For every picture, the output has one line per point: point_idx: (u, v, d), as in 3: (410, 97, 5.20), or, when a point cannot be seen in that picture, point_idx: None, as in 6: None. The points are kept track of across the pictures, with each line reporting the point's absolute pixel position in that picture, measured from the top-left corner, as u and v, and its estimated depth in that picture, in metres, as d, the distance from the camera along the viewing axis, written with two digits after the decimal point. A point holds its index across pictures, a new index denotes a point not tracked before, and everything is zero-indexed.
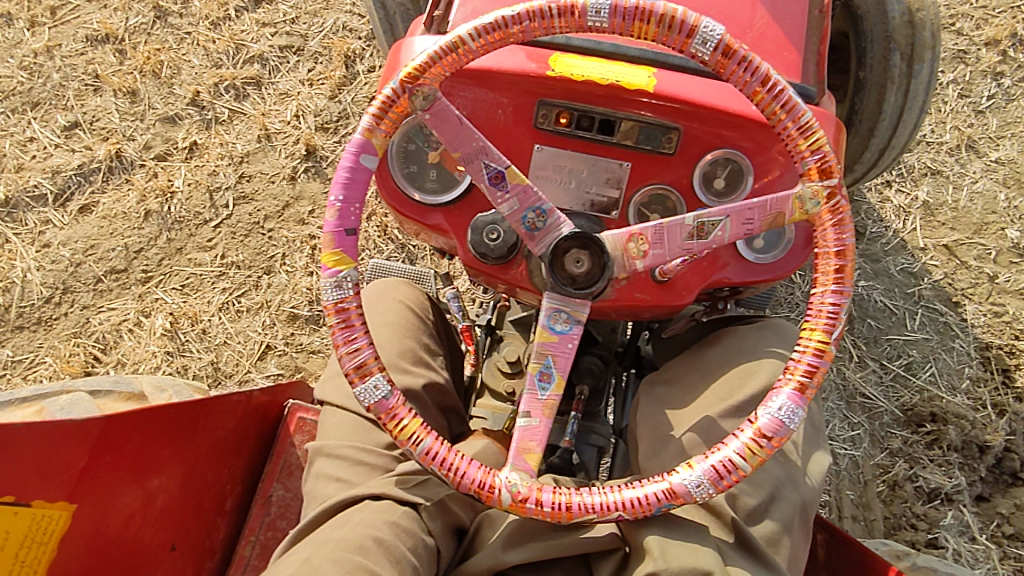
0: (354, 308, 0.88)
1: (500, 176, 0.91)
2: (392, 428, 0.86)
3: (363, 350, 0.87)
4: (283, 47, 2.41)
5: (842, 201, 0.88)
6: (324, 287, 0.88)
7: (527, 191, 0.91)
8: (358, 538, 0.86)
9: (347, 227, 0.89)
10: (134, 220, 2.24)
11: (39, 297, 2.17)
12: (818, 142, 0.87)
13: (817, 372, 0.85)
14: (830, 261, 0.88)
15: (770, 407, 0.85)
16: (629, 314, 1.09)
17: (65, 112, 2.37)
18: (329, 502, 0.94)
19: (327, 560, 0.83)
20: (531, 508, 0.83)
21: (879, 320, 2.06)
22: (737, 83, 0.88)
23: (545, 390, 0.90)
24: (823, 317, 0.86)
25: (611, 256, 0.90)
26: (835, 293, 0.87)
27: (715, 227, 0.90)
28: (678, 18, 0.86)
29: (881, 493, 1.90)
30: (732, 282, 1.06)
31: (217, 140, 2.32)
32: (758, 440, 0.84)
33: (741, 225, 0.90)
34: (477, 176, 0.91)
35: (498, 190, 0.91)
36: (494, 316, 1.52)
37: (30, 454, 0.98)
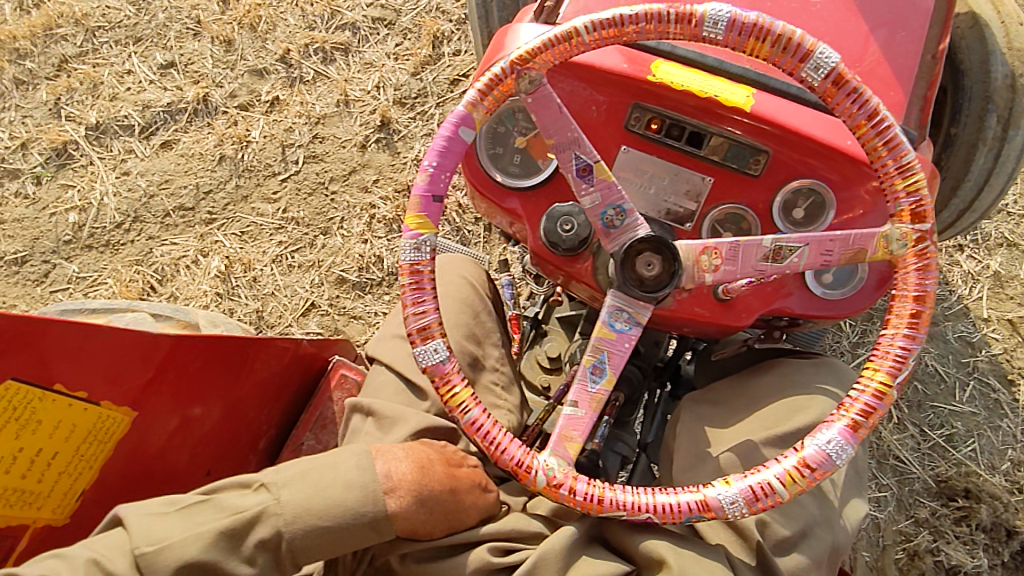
0: (427, 272, 0.90)
1: (588, 170, 0.92)
2: (444, 393, 0.88)
3: (429, 314, 0.89)
4: (376, 18, 2.47)
5: (931, 247, 0.86)
6: (402, 247, 0.91)
7: (612, 188, 0.93)
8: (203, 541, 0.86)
9: (435, 193, 0.92)
10: (209, 162, 2.34)
11: (110, 221, 2.28)
12: (916, 185, 0.86)
13: (873, 413, 0.84)
14: (907, 306, 0.86)
15: (817, 439, 0.84)
16: (684, 328, 1.09)
17: (163, 51, 2.48)
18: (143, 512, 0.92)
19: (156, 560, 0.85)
20: (564, 494, 0.85)
21: (927, 385, 2.00)
22: (842, 115, 0.88)
23: (596, 383, 0.91)
24: (889, 359, 0.85)
25: (682, 265, 0.91)
26: (906, 338, 0.86)
27: (792, 253, 0.89)
28: (795, 41, 0.86)
29: (899, 561, 1.86)
30: (794, 312, 1.06)
31: (298, 99, 2.40)
32: (801, 470, 0.84)
33: (819, 255, 0.89)
34: (565, 165, 0.93)
35: (583, 182, 0.93)
36: (543, 310, 1.54)
37: (110, 358, 1.03)
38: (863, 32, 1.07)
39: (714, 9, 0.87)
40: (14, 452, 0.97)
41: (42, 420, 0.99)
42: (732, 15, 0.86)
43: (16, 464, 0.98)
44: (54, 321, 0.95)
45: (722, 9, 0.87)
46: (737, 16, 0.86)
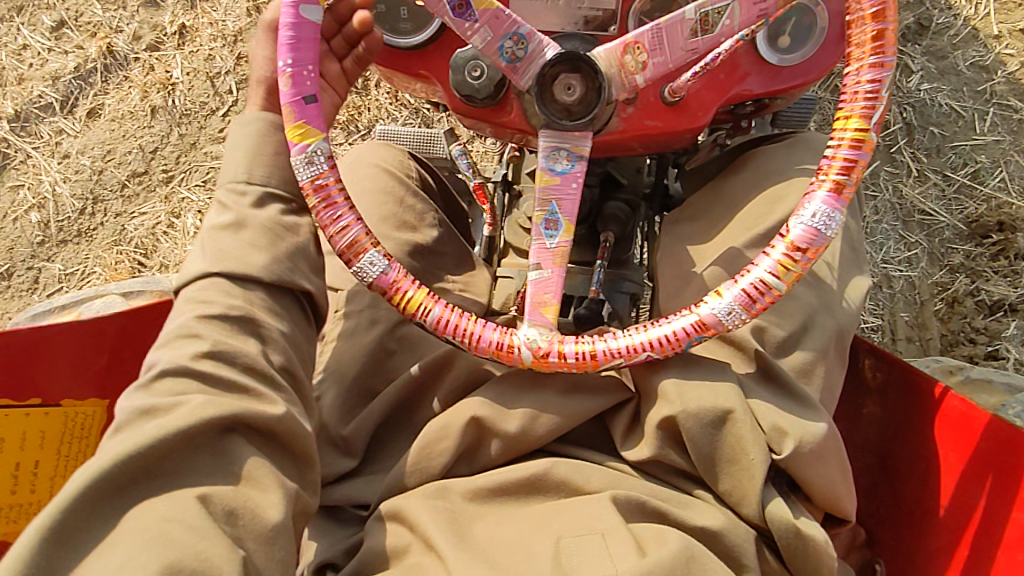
0: (332, 181, 0.82)
1: (464, 4, 0.79)
2: (398, 302, 0.82)
3: (352, 228, 0.81)
4: None
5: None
6: (295, 166, 0.81)
7: (498, 15, 0.79)
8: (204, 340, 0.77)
9: (306, 93, 0.81)
10: (143, 119, 2.19)
11: (73, 210, 2.18)
12: None
13: (856, 167, 0.75)
14: (867, 28, 0.74)
15: (803, 216, 0.76)
16: (655, 144, 0.97)
17: (48, 11, 2.25)
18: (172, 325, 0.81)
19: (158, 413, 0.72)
20: (554, 361, 0.79)
21: (944, 127, 1.85)
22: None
23: (553, 237, 0.83)
24: (860, 99, 0.74)
25: (606, 76, 0.79)
26: (873, 67, 0.74)
27: (721, 16, 0.78)
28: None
29: (939, 312, 1.81)
30: (755, 94, 0.93)
31: (206, 20, 2.21)
32: (793, 254, 0.76)
33: (752, 7, 0.79)
34: (437, 9, 0.79)
35: (464, 20, 0.79)
36: (511, 170, 1.44)
37: (54, 356, 0.97)
38: None
39: None
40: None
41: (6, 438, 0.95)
42: None
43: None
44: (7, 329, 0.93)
45: None
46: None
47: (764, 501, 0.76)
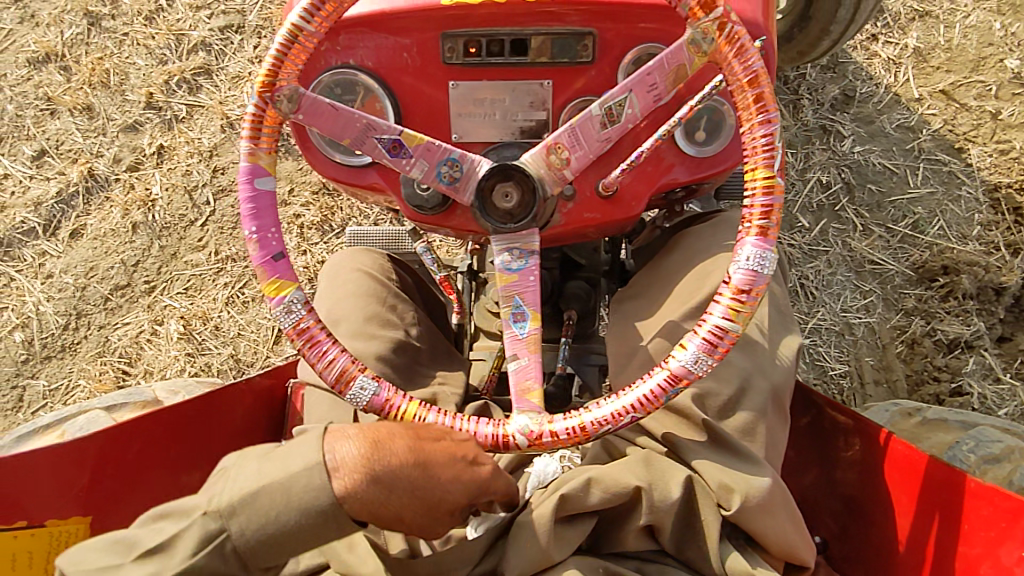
0: (313, 325, 0.91)
1: (398, 144, 0.93)
2: (393, 417, 0.90)
3: (338, 359, 0.90)
4: (224, 27, 2.39)
5: (740, 31, 0.86)
6: (277, 317, 0.91)
7: (430, 147, 0.92)
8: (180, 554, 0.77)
9: (274, 253, 0.92)
10: (124, 235, 2.28)
11: (56, 326, 2.23)
12: None
13: (773, 209, 0.86)
14: (747, 93, 0.86)
15: (740, 262, 0.86)
16: (582, 235, 1.07)
17: (29, 142, 2.36)
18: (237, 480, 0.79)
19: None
20: (549, 441, 0.85)
21: (881, 184, 1.99)
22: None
23: (524, 328, 0.91)
24: (760, 151, 0.86)
25: (538, 178, 0.90)
26: (764, 124, 0.86)
27: (623, 107, 0.90)
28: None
29: (901, 354, 1.88)
30: (682, 181, 1.04)
31: (182, 139, 2.34)
32: (739, 297, 0.85)
33: (646, 93, 0.91)
34: (375, 153, 0.94)
35: (401, 157, 0.93)
36: (476, 260, 1.53)
37: (34, 482, 1.03)
38: None
39: None
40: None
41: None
42: None
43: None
44: None
45: None
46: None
47: (723, 554, 0.84)
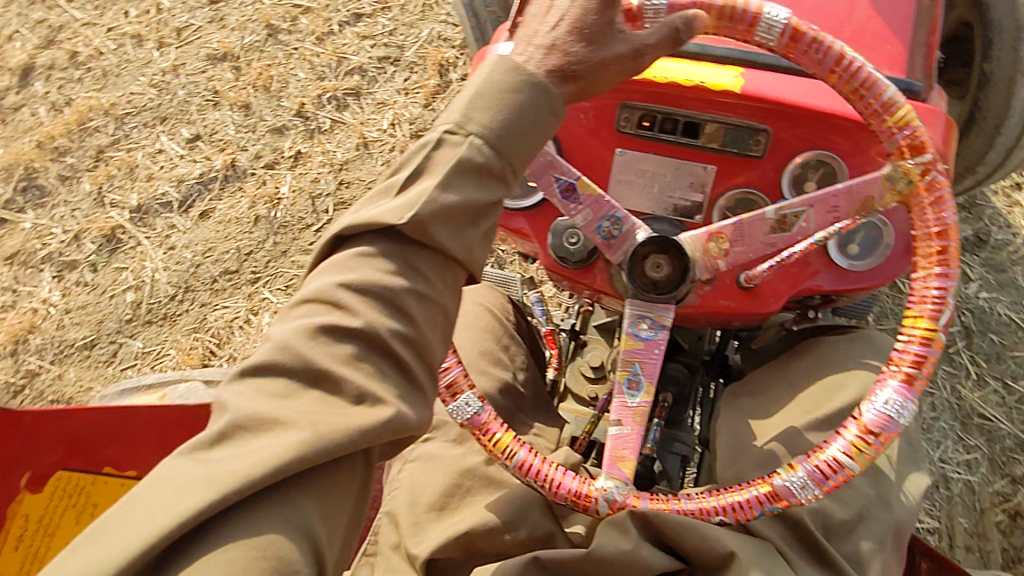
0: None
1: (571, 188, 0.93)
2: (487, 443, 0.89)
3: (453, 369, 0.90)
4: (382, 58, 2.57)
5: (940, 181, 0.84)
6: None
7: (600, 200, 0.93)
8: (364, 292, 0.69)
9: None
10: (246, 225, 2.42)
11: (164, 295, 2.35)
12: (906, 117, 0.84)
13: (925, 362, 0.82)
14: (932, 243, 0.84)
15: (875, 403, 0.81)
16: (719, 321, 1.06)
17: (188, 125, 2.58)
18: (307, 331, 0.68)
19: (241, 424, 0.65)
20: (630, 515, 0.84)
21: (1003, 336, 1.87)
22: (810, 66, 0.86)
23: (634, 397, 0.90)
24: (928, 303, 0.82)
25: (692, 258, 0.92)
26: (939, 278, 0.83)
27: (797, 219, 0.93)
28: (741, 7, 0.86)
29: (1001, 524, 1.72)
30: (825, 289, 1.02)
31: (320, 149, 2.48)
32: (865, 438, 0.81)
33: (826, 213, 0.93)
34: (549, 190, 0.95)
35: (571, 202, 0.94)
36: (579, 321, 1.55)
37: (139, 434, 1.09)
38: None
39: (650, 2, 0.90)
40: (48, 538, 1.01)
41: (75, 501, 1.05)
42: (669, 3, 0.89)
43: (59, 543, 1.02)
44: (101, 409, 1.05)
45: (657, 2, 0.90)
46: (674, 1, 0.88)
47: None
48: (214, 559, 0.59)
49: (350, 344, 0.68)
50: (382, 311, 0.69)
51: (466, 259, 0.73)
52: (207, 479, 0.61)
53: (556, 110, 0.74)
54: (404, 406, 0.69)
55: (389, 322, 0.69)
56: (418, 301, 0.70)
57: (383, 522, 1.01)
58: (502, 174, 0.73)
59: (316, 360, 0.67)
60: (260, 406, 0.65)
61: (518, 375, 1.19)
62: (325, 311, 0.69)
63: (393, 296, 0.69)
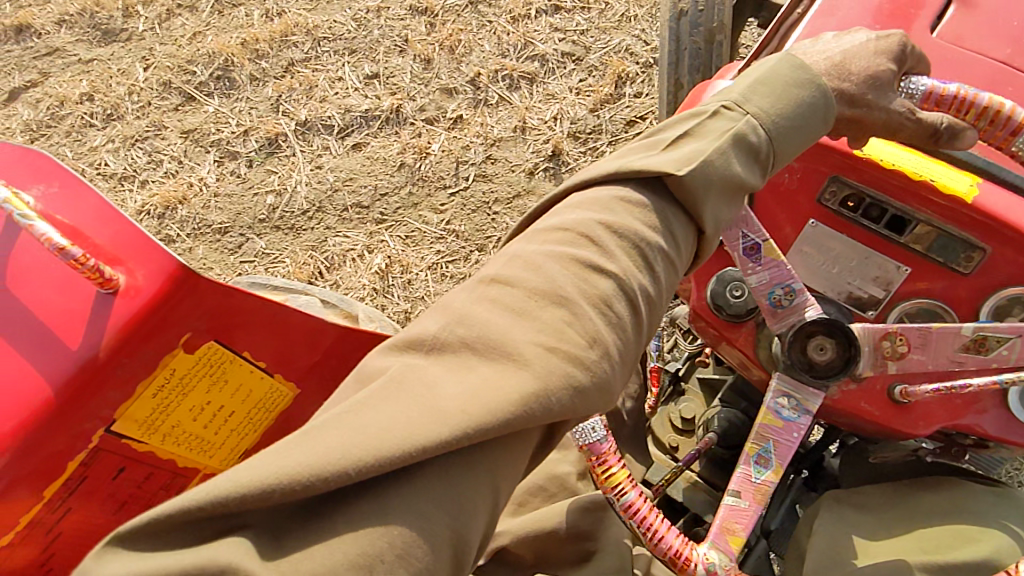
0: None
1: (756, 248, 0.88)
2: (601, 474, 0.84)
3: None
4: (566, 53, 2.59)
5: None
6: None
7: (781, 267, 0.88)
8: (621, 237, 0.68)
9: None
10: (390, 168, 2.50)
11: (299, 208, 2.49)
12: None
13: None
14: None
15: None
16: (849, 423, 1.00)
17: (371, 63, 2.72)
18: (537, 261, 0.66)
19: (471, 341, 0.61)
20: None
21: None
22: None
23: (760, 473, 0.86)
24: None
25: (861, 350, 0.89)
26: None
27: (999, 344, 0.87)
28: (1004, 113, 0.85)
29: None
30: (985, 432, 0.94)
31: (479, 119, 2.52)
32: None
33: None
34: (732, 244, 0.88)
35: (750, 261, 0.88)
36: (685, 368, 1.52)
37: (271, 334, 1.06)
38: None
39: (914, 80, 0.86)
40: (180, 397, 0.98)
41: (213, 372, 1.01)
42: (932, 86, 0.86)
43: (189, 407, 1.00)
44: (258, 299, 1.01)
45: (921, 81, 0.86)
46: (933, 89, 0.86)
47: None
48: (415, 507, 0.55)
49: (600, 281, 0.65)
50: (634, 261, 0.68)
51: (710, 236, 0.75)
52: (436, 412, 0.56)
53: (825, 122, 0.78)
54: (622, 366, 0.66)
55: (638, 273, 0.68)
56: (662, 265, 0.70)
57: None
58: (765, 165, 0.76)
59: (567, 286, 0.64)
60: (497, 322, 0.62)
61: (626, 404, 1.23)
62: (579, 243, 0.67)
63: (646, 252, 0.69)
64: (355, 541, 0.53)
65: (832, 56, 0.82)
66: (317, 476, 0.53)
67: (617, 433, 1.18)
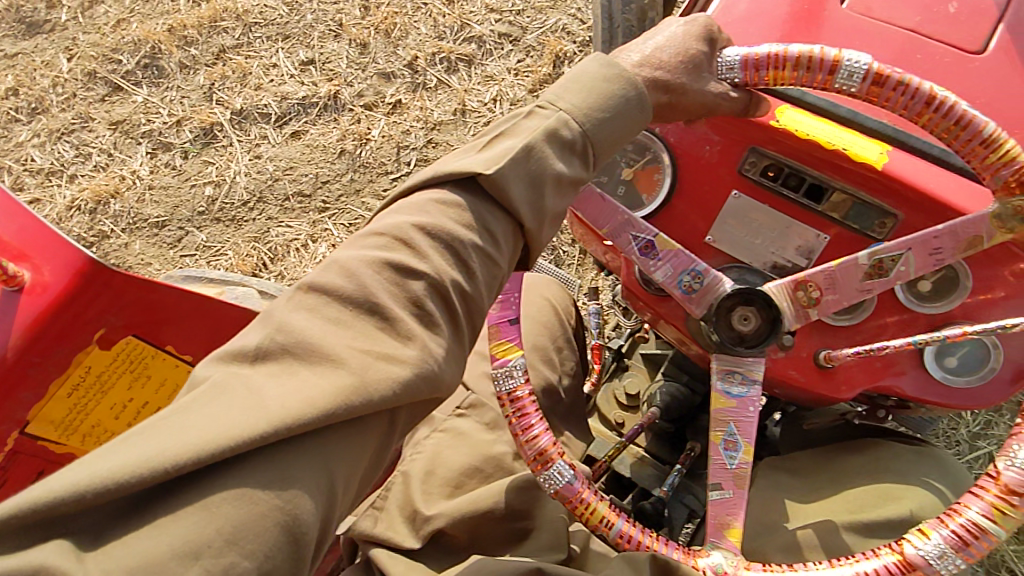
0: (524, 396, 0.90)
1: (650, 246, 0.92)
2: (582, 513, 0.86)
3: (542, 437, 0.88)
4: (502, 34, 2.55)
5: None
6: (494, 375, 0.91)
7: (680, 256, 0.91)
8: (436, 238, 0.71)
9: (510, 317, 0.93)
10: (330, 155, 2.44)
11: (238, 199, 2.40)
12: (1011, 154, 0.81)
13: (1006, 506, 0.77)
14: None
15: (1014, 460, 0.78)
16: (778, 389, 1.02)
17: (306, 49, 2.62)
18: (350, 267, 0.68)
19: (292, 347, 0.64)
20: None
21: None
22: (895, 109, 0.84)
23: (733, 458, 0.88)
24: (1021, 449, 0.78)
25: (782, 310, 0.88)
26: None
27: (896, 263, 0.86)
28: (817, 58, 0.85)
29: None
30: (905, 393, 0.96)
31: (418, 104, 2.48)
32: (1008, 498, 0.77)
33: (927, 256, 0.85)
34: (626, 247, 0.93)
35: (649, 259, 0.92)
36: (627, 344, 1.53)
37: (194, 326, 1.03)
38: None
39: (724, 56, 0.88)
40: (99, 396, 0.95)
41: (133, 368, 0.98)
42: (744, 56, 0.88)
43: (110, 406, 0.97)
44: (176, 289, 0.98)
45: (732, 53, 0.88)
46: (748, 55, 0.88)
47: None
48: (240, 491, 0.58)
49: (412, 284, 0.69)
50: (448, 260, 0.71)
51: (533, 230, 0.77)
52: (255, 409, 0.59)
53: (644, 110, 0.80)
54: (447, 359, 0.70)
55: (452, 270, 0.71)
56: (480, 260, 0.73)
57: (396, 481, 1.01)
58: (583, 155, 0.78)
59: (380, 292, 0.67)
60: (312, 330, 0.65)
61: (563, 381, 1.23)
62: (395, 247, 0.70)
63: (458, 249, 0.72)
64: (178, 531, 0.55)
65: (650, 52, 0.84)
66: (126, 479, 0.55)
67: (555, 412, 1.18)
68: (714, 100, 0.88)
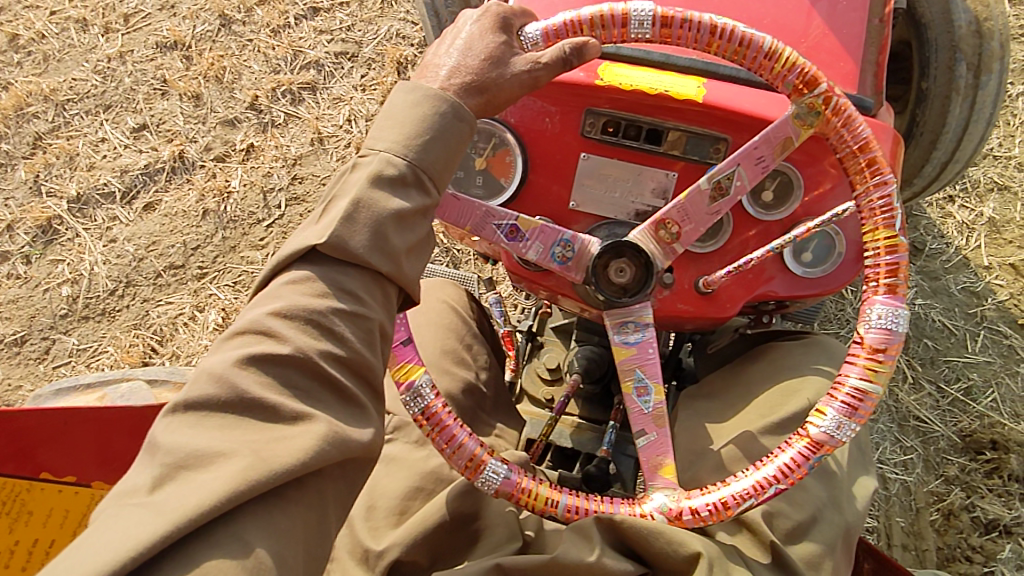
0: (440, 409, 0.92)
1: (515, 230, 0.94)
2: (527, 501, 0.90)
3: (466, 445, 0.91)
4: (338, 53, 2.49)
5: (881, 162, 0.89)
6: (404, 400, 0.92)
7: (545, 230, 0.94)
8: (295, 317, 0.70)
9: (403, 339, 0.93)
10: (193, 219, 2.30)
11: (104, 289, 2.22)
12: (791, 59, 0.88)
13: (872, 370, 0.86)
14: (879, 240, 0.88)
15: (871, 322, 0.87)
16: (674, 325, 1.08)
17: (134, 115, 2.44)
18: (217, 375, 0.66)
19: (182, 463, 0.61)
20: (688, 519, 0.86)
21: (937, 341, 1.89)
22: (688, 45, 0.91)
23: (648, 402, 0.93)
24: (875, 317, 0.87)
25: (651, 253, 0.93)
26: (888, 296, 0.87)
27: (732, 180, 0.92)
28: (608, 14, 0.91)
29: (935, 522, 1.72)
30: (780, 295, 1.05)
31: (272, 143, 2.38)
32: (875, 357, 0.86)
33: (754, 165, 0.93)
34: (493, 238, 0.95)
35: (517, 242, 0.95)
36: (536, 323, 1.54)
37: (69, 441, 1.04)
38: (805, 8, 1.13)
39: (527, 33, 0.91)
40: None
41: (10, 509, 0.99)
42: (544, 29, 0.91)
43: None
44: (32, 414, 0.99)
45: (533, 30, 0.91)
46: (547, 28, 0.91)
47: None
48: None
49: (285, 369, 0.68)
50: (312, 334, 0.69)
51: (394, 272, 0.75)
52: (154, 517, 0.57)
53: (464, 119, 0.79)
54: (346, 424, 0.69)
55: (318, 342, 0.69)
56: (348, 321, 0.71)
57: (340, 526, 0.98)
58: (418, 183, 0.77)
59: (253, 387, 0.65)
60: (198, 442, 0.62)
61: (482, 376, 1.24)
62: (257, 340, 0.69)
63: (321, 319, 0.70)
64: None
65: (449, 63, 0.82)
66: None
67: (482, 408, 1.19)
68: (528, 79, 0.85)
